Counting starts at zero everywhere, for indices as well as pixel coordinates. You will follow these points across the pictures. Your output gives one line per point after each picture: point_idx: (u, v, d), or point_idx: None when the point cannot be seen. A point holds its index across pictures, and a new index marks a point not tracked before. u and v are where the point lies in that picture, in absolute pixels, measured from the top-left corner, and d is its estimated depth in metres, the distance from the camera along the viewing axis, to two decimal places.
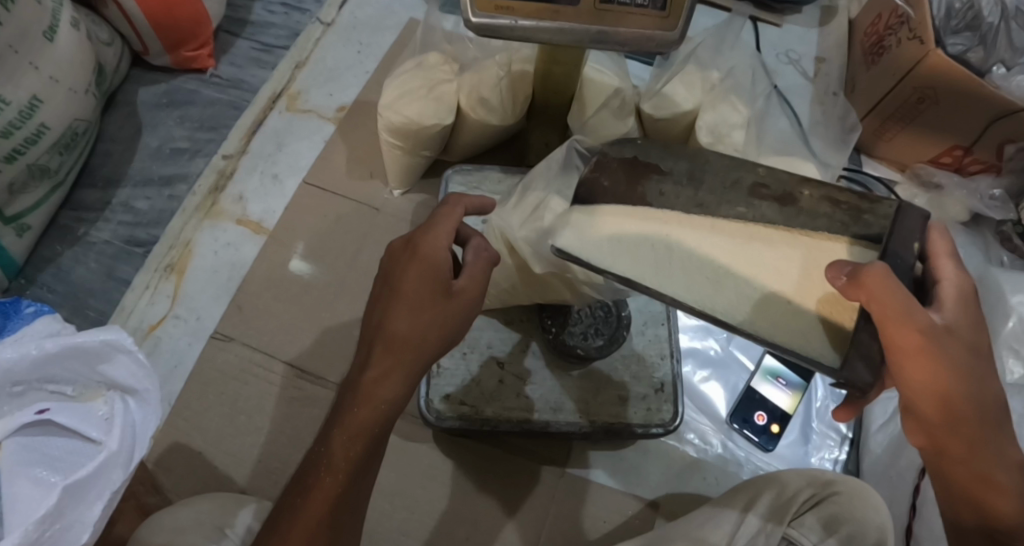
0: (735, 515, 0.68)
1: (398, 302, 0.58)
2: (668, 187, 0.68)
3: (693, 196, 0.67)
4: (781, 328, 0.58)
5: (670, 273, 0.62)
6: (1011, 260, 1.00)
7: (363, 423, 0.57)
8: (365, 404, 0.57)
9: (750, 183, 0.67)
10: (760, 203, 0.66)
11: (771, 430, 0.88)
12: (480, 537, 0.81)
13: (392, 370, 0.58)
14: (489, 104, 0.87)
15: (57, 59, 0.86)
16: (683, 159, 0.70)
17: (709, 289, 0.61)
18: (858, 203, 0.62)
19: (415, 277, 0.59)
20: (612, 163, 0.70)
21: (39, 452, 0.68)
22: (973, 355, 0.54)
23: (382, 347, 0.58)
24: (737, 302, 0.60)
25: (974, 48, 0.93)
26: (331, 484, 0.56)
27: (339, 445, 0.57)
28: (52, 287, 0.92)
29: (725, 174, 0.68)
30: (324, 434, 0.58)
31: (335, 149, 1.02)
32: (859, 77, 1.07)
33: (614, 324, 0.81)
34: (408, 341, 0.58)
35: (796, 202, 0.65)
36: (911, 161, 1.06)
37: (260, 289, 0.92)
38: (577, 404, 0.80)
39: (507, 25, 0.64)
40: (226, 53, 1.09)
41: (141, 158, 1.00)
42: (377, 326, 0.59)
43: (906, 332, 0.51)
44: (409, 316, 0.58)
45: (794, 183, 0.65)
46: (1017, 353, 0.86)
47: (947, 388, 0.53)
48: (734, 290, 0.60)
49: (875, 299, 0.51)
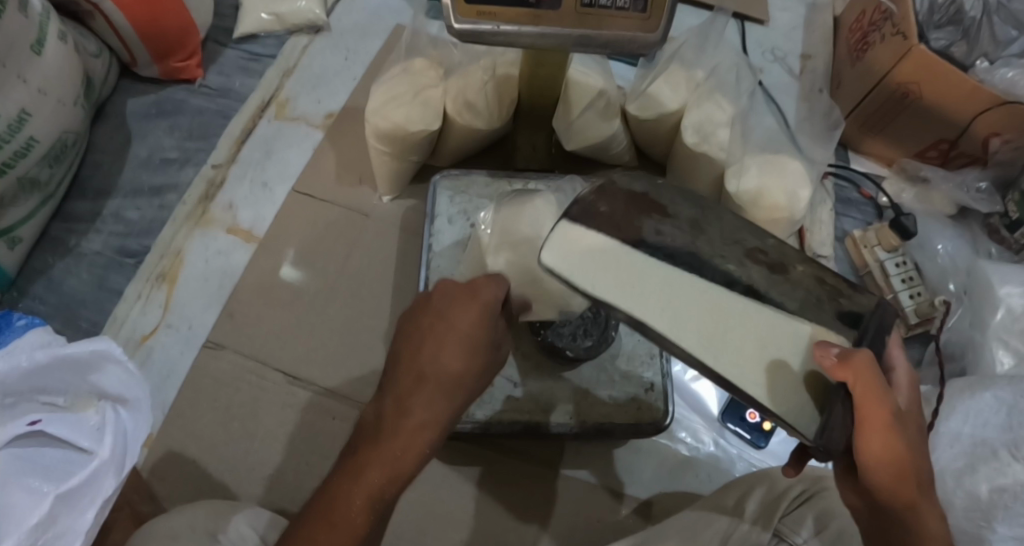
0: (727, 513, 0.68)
1: (450, 342, 0.56)
2: (667, 228, 0.56)
3: (690, 243, 0.56)
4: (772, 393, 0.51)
5: (675, 304, 0.52)
6: (999, 252, 1.00)
7: (400, 461, 0.55)
8: (405, 441, 0.55)
9: (750, 245, 0.59)
10: (752, 266, 0.56)
11: (762, 427, 0.89)
12: (475, 539, 0.82)
13: (435, 412, 0.55)
14: (476, 108, 0.88)
15: (44, 71, 0.87)
16: (689, 205, 0.61)
17: (707, 332, 0.52)
18: (837, 285, 0.59)
19: (472, 321, 0.56)
20: (618, 191, 0.59)
21: (28, 462, 0.66)
22: (913, 434, 0.58)
23: (433, 387, 0.55)
24: (743, 355, 0.52)
25: (957, 42, 0.94)
26: (355, 521, 0.53)
27: (369, 489, 0.54)
28: (45, 299, 0.92)
29: (726, 231, 0.59)
30: (354, 462, 0.55)
31: (324, 155, 1.02)
32: (846, 73, 1.08)
33: (602, 326, 0.81)
34: (455, 384, 0.56)
35: (787, 273, 0.58)
36: (898, 156, 1.06)
37: (251, 297, 0.93)
38: (567, 405, 0.80)
39: (490, 30, 0.65)
40: (214, 62, 1.09)
41: (131, 168, 1.01)
42: (421, 362, 0.56)
43: (881, 411, 0.54)
44: (462, 357, 0.56)
45: (788, 256, 0.60)
46: (1007, 344, 0.89)
47: (898, 464, 0.56)
48: (740, 343, 0.52)
49: (863, 382, 0.52)
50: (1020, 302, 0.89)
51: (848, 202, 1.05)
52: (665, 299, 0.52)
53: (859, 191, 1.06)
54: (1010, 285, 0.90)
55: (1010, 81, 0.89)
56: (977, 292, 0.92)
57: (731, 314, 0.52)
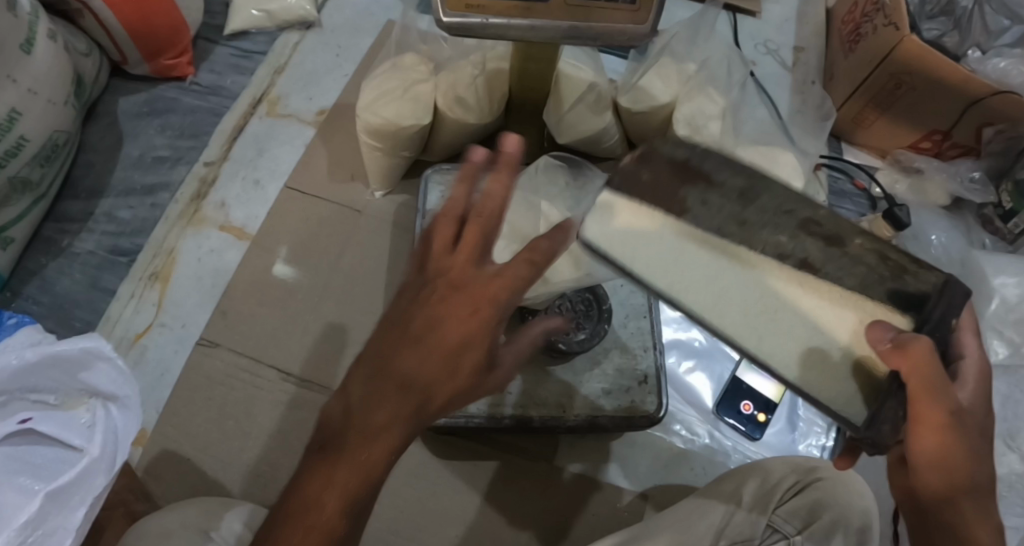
0: (722, 508, 0.68)
1: (426, 336, 0.52)
2: (714, 199, 0.60)
3: (735, 213, 0.60)
4: (807, 371, 0.56)
5: (724, 288, 0.59)
6: (992, 243, 1.01)
7: (364, 463, 0.49)
8: (368, 446, 0.49)
9: (804, 215, 0.58)
10: (805, 238, 0.59)
11: (758, 419, 0.88)
12: (470, 534, 0.81)
13: (404, 413, 0.50)
14: (466, 103, 0.87)
15: (34, 71, 0.86)
16: (743, 175, 0.59)
17: (751, 317, 0.58)
18: (902, 261, 0.56)
19: (458, 317, 0.52)
20: (662, 161, 0.60)
21: (22, 461, 0.68)
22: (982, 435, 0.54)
23: (399, 388, 0.51)
24: (785, 342, 0.57)
25: (949, 32, 0.95)
26: (321, 532, 0.48)
27: (333, 488, 0.49)
28: (38, 299, 0.92)
29: (781, 200, 0.59)
30: (315, 468, 0.49)
31: (316, 152, 1.02)
32: (838, 64, 1.08)
33: (596, 317, 0.83)
34: (429, 386, 0.51)
35: (844, 246, 0.58)
36: (891, 147, 1.06)
37: (244, 294, 0.93)
38: (561, 399, 0.80)
39: (479, 23, 0.65)
40: (205, 60, 1.09)
41: (122, 167, 1.01)
42: (391, 361, 0.51)
43: (934, 410, 0.51)
44: (439, 358, 0.51)
45: (849, 229, 0.57)
46: (1002, 334, 0.89)
47: (955, 469, 0.53)
48: (784, 329, 0.58)
49: (919, 373, 0.50)
50: (1015, 292, 0.89)
51: (842, 193, 1.05)
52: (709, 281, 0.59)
53: (853, 182, 1.05)
54: (1004, 275, 0.90)
55: (1002, 71, 0.90)
56: (970, 282, 0.92)
57: (771, 289, 0.59)
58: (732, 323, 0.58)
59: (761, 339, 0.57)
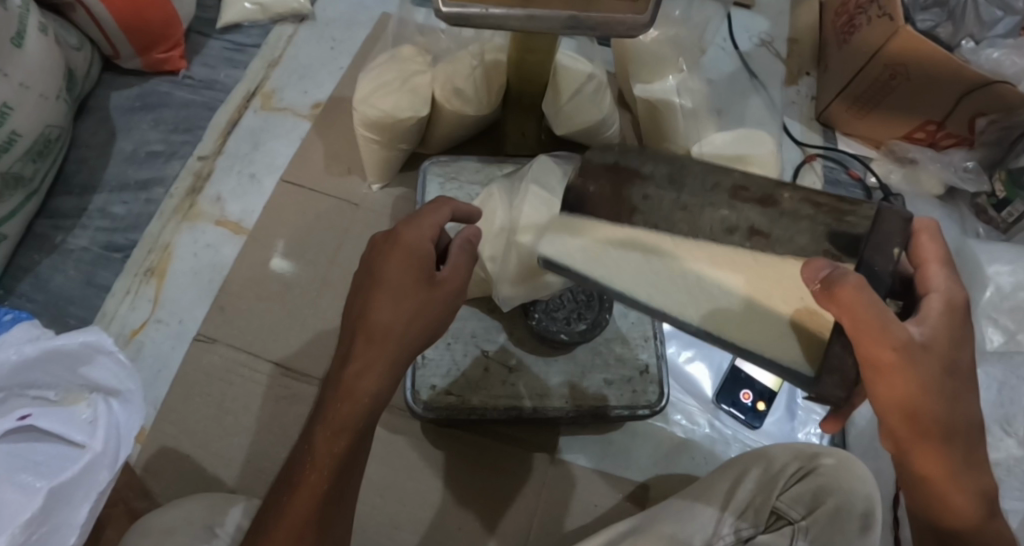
0: (714, 511, 0.69)
1: (376, 292, 0.57)
2: (652, 190, 0.60)
3: (677, 200, 0.59)
4: (726, 327, 0.54)
5: (639, 269, 0.57)
6: (986, 232, 1.02)
7: (345, 418, 0.56)
8: (347, 398, 0.56)
9: (729, 185, 0.60)
10: (743, 206, 0.58)
11: (758, 408, 0.88)
12: (472, 528, 0.81)
13: (377, 361, 0.56)
14: (464, 94, 0.87)
15: (26, 65, 0.85)
16: (663, 163, 0.63)
17: (665, 286, 0.56)
18: (837, 204, 0.57)
19: (397, 267, 0.58)
20: (597, 169, 0.63)
21: (23, 458, 0.68)
22: (948, 374, 0.53)
23: (363, 340, 0.57)
24: (696, 302, 0.55)
25: (943, 23, 0.95)
26: (314, 487, 0.55)
27: (322, 440, 0.56)
28: (32, 296, 0.90)
29: (703, 178, 0.61)
30: (305, 433, 0.57)
31: (312, 146, 1.02)
32: (831, 55, 1.09)
33: (597, 308, 0.82)
34: (389, 334, 0.56)
35: (777, 204, 0.58)
36: (885, 138, 1.07)
37: (241, 289, 0.92)
38: (564, 388, 0.80)
39: (478, 14, 0.64)
40: (198, 54, 1.08)
41: (116, 162, 0.99)
42: (352, 323, 0.58)
43: (882, 349, 0.49)
44: (391, 306, 0.57)
45: (771, 186, 0.60)
46: (997, 322, 0.90)
47: (922, 414, 0.53)
48: (700, 293, 0.55)
49: (852, 313, 0.49)
50: (1010, 280, 0.90)
51: (837, 183, 1.05)
52: (634, 266, 0.57)
53: (848, 172, 1.06)
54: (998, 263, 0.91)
55: (996, 62, 0.91)
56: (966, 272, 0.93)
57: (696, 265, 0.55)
58: (658, 296, 0.57)
59: (689, 305, 0.55)
